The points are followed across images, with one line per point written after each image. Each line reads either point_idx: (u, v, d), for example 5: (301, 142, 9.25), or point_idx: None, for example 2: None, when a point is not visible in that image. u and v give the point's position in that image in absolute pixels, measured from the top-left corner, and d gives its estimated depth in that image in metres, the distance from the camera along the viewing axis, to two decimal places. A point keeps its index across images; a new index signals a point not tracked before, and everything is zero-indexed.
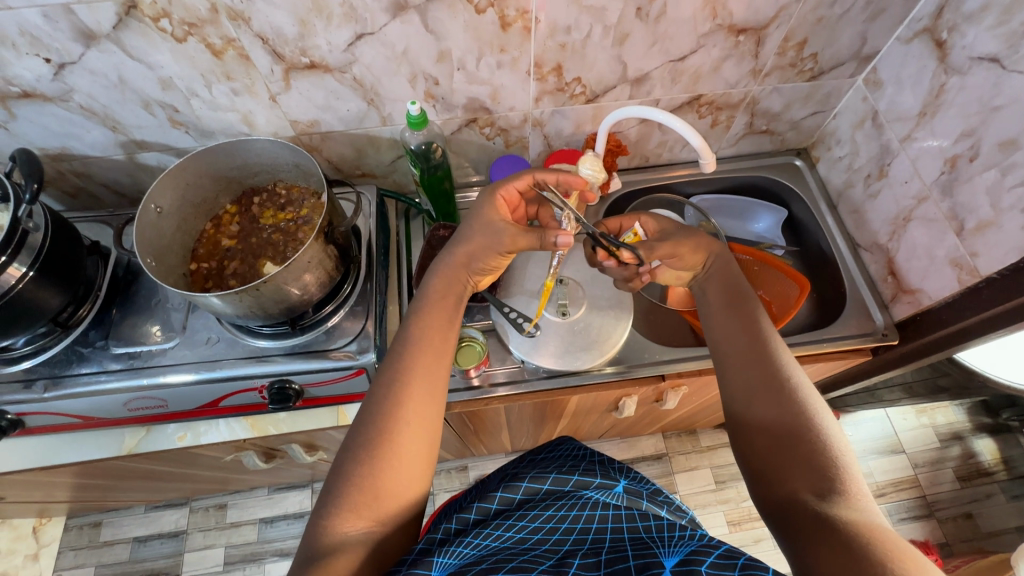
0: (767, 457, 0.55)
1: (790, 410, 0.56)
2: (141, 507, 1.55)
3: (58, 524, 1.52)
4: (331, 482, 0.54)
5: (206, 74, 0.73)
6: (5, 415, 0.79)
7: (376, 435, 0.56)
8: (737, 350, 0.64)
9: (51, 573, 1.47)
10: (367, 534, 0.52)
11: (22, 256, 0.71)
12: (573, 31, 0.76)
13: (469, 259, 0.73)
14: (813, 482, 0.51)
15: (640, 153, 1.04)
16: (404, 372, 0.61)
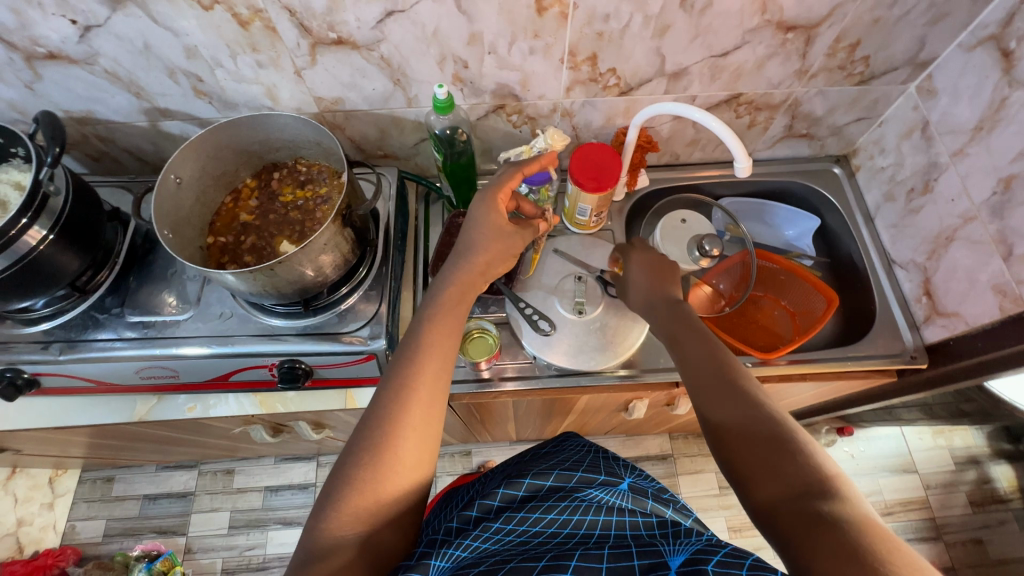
0: (746, 462, 0.53)
1: (764, 415, 0.55)
2: (152, 466, 1.59)
3: (73, 476, 1.56)
4: (329, 485, 0.53)
5: (232, 44, 0.72)
6: (21, 374, 0.80)
7: (379, 442, 0.54)
8: (703, 364, 0.63)
9: (65, 522, 1.52)
10: (362, 536, 0.51)
11: (42, 219, 0.70)
12: (612, 20, 0.72)
13: (486, 267, 0.72)
14: (795, 482, 0.49)
15: (670, 151, 1.01)
16: (411, 373, 0.60)
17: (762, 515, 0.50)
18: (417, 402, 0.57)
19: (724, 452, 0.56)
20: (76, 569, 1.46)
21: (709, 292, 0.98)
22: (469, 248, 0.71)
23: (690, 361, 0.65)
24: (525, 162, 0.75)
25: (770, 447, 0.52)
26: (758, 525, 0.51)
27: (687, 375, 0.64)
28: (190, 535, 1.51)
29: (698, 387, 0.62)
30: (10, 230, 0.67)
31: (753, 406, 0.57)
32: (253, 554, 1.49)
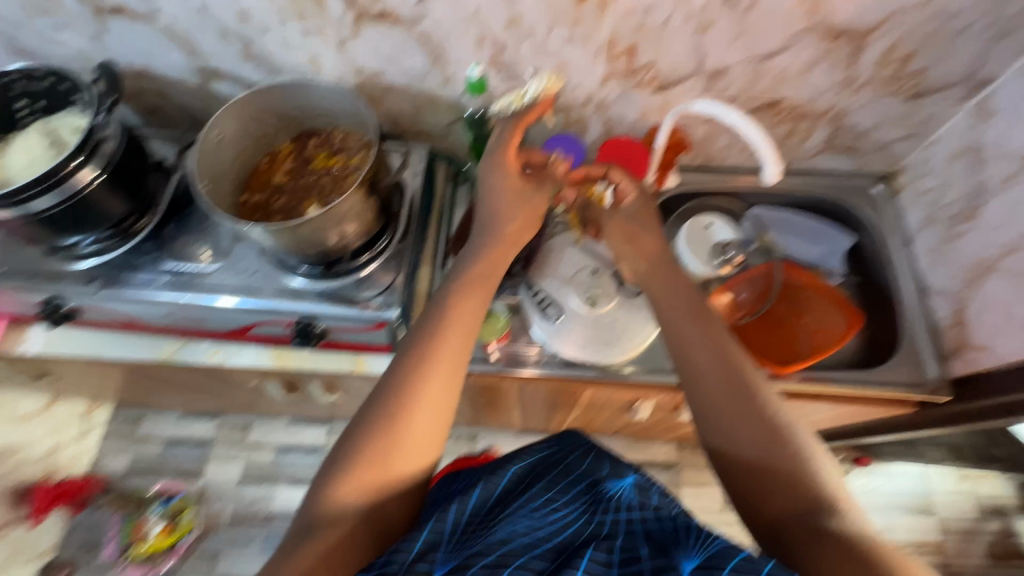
0: (753, 477, 0.55)
1: (771, 429, 0.56)
2: (176, 413, 1.68)
3: (105, 412, 1.66)
4: (337, 454, 0.57)
5: (282, 10, 0.75)
6: (59, 306, 0.85)
7: (389, 415, 0.57)
8: (706, 360, 0.63)
9: (94, 455, 1.61)
10: (369, 506, 0.54)
11: (94, 160, 0.76)
12: (653, 12, 0.71)
13: (513, 237, 0.73)
14: (802, 499, 0.52)
15: (704, 153, 0.99)
16: (434, 345, 0.62)
17: (764, 526, 0.53)
18: (429, 374, 0.60)
19: (727, 465, 0.57)
20: (99, 498, 1.56)
21: (729, 302, 0.95)
22: (489, 224, 0.73)
23: (692, 362, 0.63)
24: (527, 108, 0.73)
25: (777, 463, 0.54)
26: (757, 530, 0.54)
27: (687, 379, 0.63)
28: (205, 481, 1.59)
29: (701, 396, 0.61)
30: (62, 168, 0.72)
31: (760, 418, 0.57)
32: (260, 507, 1.56)
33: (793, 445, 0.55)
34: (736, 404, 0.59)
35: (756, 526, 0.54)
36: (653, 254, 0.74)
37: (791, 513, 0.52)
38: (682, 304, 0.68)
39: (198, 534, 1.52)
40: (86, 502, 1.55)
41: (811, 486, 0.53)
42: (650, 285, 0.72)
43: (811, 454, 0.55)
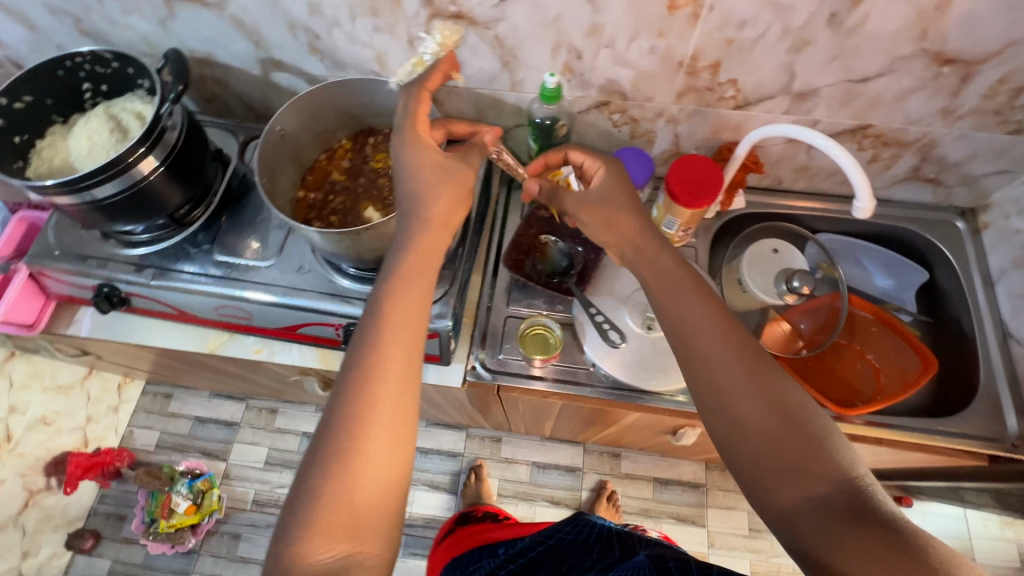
0: (768, 476, 0.49)
1: (784, 411, 0.50)
2: (206, 392, 1.73)
3: (137, 386, 1.73)
4: (288, 507, 0.49)
5: (354, 5, 0.72)
6: (117, 292, 0.85)
7: (341, 447, 0.50)
8: (707, 338, 0.55)
9: (127, 426, 1.72)
10: (343, 559, 0.48)
11: (157, 151, 0.75)
12: (746, 28, 0.67)
13: (447, 219, 0.63)
14: (825, 490, 0.46)
15: (774, 175, 0.94)
16: (375, 352, 0.54)
17: (784, 526, 0.48)
18: (382, 381, 0.53)
19: (741, 464, 0.51)
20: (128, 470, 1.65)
21: (787, 331, 0.91)
22: (419, 207, 0.62)
23: (698, 353, 0.55)
24: (427, 73, 0.66)
25: (799, 457, 0.48)
26: (775, 527, 0.49)
27: (692, 372, 0.55)
28: (230, 462, 1.63)
29: (708, 390, 0.54)
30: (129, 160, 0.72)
31: (773, 408, 0.51)
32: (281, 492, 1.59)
33: (813, 433, 0.49)
34: (749, 394, 0.52)
35: (776, 525, 0.49)
36: (640, 234, 0.65)
37: (815, 511, 0.46)
38: (691, 283, 0.60)
39: (221, 515, 1.56)
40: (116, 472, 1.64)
41: (837, 478, 0.46)
42: (650, 258, 0.63)
43: (831, 438, 0.49)
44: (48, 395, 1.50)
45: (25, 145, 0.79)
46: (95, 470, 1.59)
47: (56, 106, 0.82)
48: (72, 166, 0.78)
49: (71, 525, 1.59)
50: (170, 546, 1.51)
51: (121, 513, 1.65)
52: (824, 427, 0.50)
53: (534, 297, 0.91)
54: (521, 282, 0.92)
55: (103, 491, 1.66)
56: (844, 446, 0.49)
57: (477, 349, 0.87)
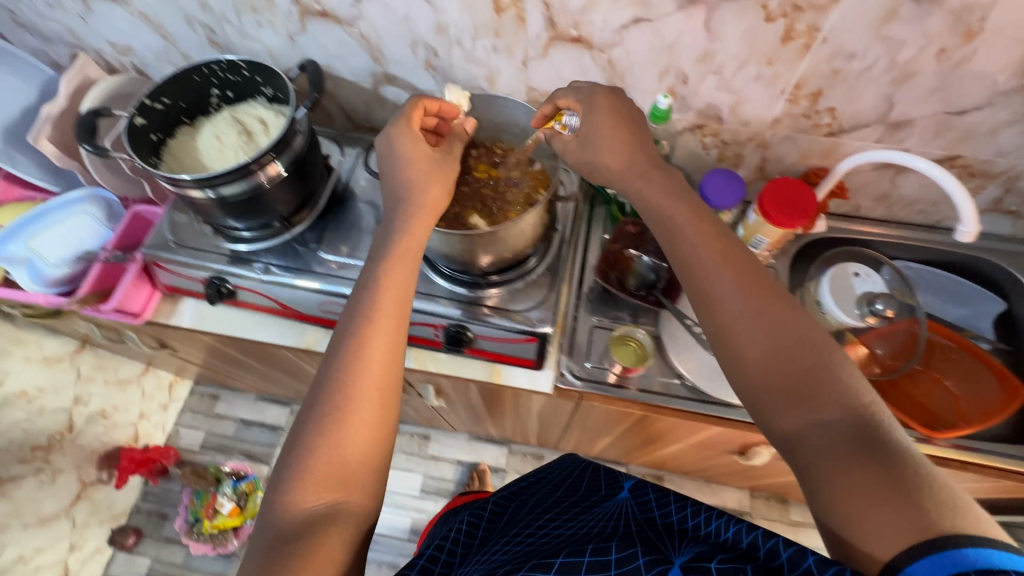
0: (773, 403, 0.56)
1: (788, 349, 0.57)
2: (253, 395, 1.71)
3: (186, 386, 1.70)
4: (283, 465, 0.58)
5: (479, 27, 0.77)
6: (223, 285, 0.89)
7: (337, 408, 0.60)
8: (726, 285, 0.62)
9: (172, 427, 1.66)
10: (330, 506, 0.56)
11: (283, 155, 0.80)
12: (854, 60, 0.71)
13: (432, 209, 0.73)
14: (821, 414, 0.53)
15: (855, 201, 0.97)
16: (365, 332, 0.64)
17: (787, 445, 0.55)
18: (365, 357, 0.63)
19: (752, 392, 0.59)
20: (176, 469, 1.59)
21: (866, 354, 0.93)
22: (409, 200, 0.72)
23: (716, 302, 0.62)
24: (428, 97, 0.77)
25: (806, 389, 0.55)
26: (780, 450, 0.56)
27: (710, 318, 0.63)
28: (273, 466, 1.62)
29: (726, 332, 0.61)
30: (258, 161, 0.77)
31: (787, 347, 0.57)
32: None
33: (818, 370, 0.56)
34: (763, 336, 0.59)
35: (780, 447, 0.56)
36: (660, 195, 0.70)
37: (815, 433, 0.52)
38: (714, 241, 0.66)
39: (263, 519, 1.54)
40: (163, 470, 1.58)
41: (842, 406, 0.53)
42: (666, 220, 0.68)
43: (841, 374, 0.55)
44: (110, 389, 1.54)
45: (158, 144, 0.84)
46: (145, 466, 1.54)
47: (186, 109, 0.87)
48: (202, 164, 0.84)
49: (116, 521, 1.53)
50: (210, 547, 1.49)
51: (163, 511, 1.56)
52: (834, 365, 0.56)
53: (619, 310, 0.94)
54: (607, 292, 0.95)
55: (147, 488, 1.59)
56: (851, 381, 0.55)
57: (565, 357, 0.89)
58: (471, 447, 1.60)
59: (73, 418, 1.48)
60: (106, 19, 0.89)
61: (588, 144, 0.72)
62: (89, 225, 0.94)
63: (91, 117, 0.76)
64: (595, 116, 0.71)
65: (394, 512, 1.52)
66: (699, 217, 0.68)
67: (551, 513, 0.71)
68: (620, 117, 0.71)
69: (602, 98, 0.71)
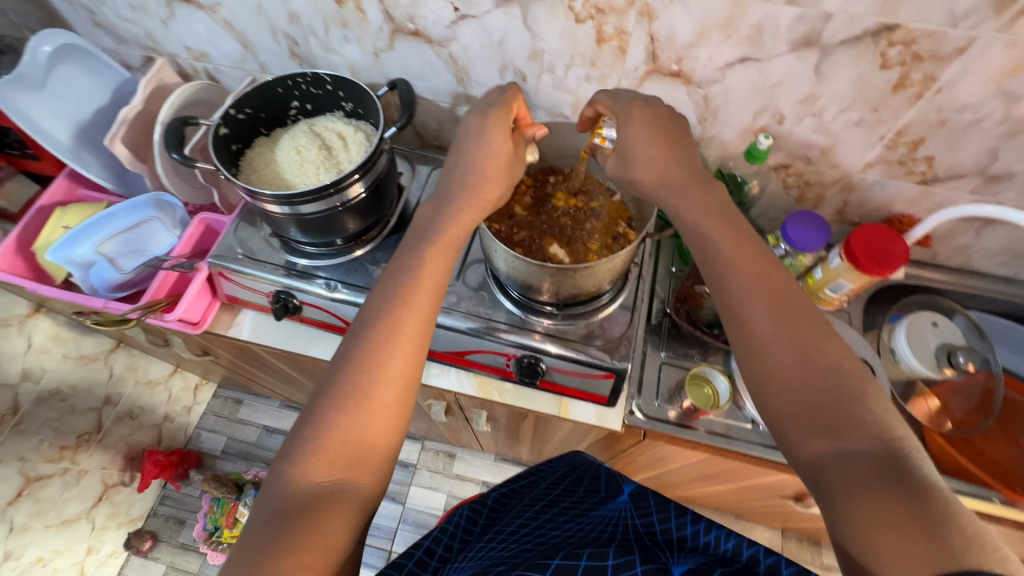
0: (797, 425, 0.51)
1: (822, 370, 0.52)
2: (277, 402, 1.68)
3: (209, 390, 1.68)
4: (295, 434, 0.54)
5: (576, 56, 0.76)
6: (291, 300, 0.86)
7: (358, 389, 0.55)
8: (755, 296, 0.58)
9: (194, 428, 1.63)
10: (339, 483, 0.51)
11: (366, 176, 0.78)
12: (966, 111, 0.69)
13: (485, 203, 0.69)
14: (851, 441, 0.48)
15: (933, 250, 0.94)
16: (395, 313, 0.60)
17: (810, 475, 0.50)
18: (394, 342, 0.58)
19: (775, 414, 0.54)
20: (196, 474, 1.54)
21: (935, 407, 0.90)
22: (464, 190, 0.69)
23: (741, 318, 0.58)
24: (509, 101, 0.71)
25: (831, 415, 0.50)
26: (801, 476, 0.51)
27: (737, 333, 0.58)
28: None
29: (752, 349, 0.57)
30: (345, 181, 0.75)
31: (816, 368, 0.53)
32: None
33: (847, 396, 0.50)
34: (790, 356, 0.54)
35: (802, 472, 0.51)
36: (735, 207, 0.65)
37: (841, 462, 0.48)
38: (746, 256, 0.61)
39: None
40: (183, 475, 1.52)
41: (872, 435, 0.48)
42: (700, 237, 0.63)
43: (870, 403, 0.50)
44: (139, 390, 1.51)
45: (236, 153, 0.84)
46: (167, 470, 1.48)
47: (265, 119, 0.87)
48: (281, 178, 0.82)
49: (133, 524, 1.48)
50: None
51: (180, 517, 1.51)
52: (864, 391, 0.51)
53: (688, 346, 0.91)
54: (678, 328, 0.92)
55: (166, 491, 1.55)
56: (879, 410, 0.49)
57: (636, 397, 0.87)
58: (498, 470, 1.57)
59: (102, 418, 1.43)
60: (187, 25, 0.88)
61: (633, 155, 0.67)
62: (155, 231, 0.94)
63: (179, 124, 0.76)
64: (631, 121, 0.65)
65: (414, 531, 1.47)
66: (731, 229, 0.63)
67: (535, 515, 0.63)
68: (652, 116, 0.66)
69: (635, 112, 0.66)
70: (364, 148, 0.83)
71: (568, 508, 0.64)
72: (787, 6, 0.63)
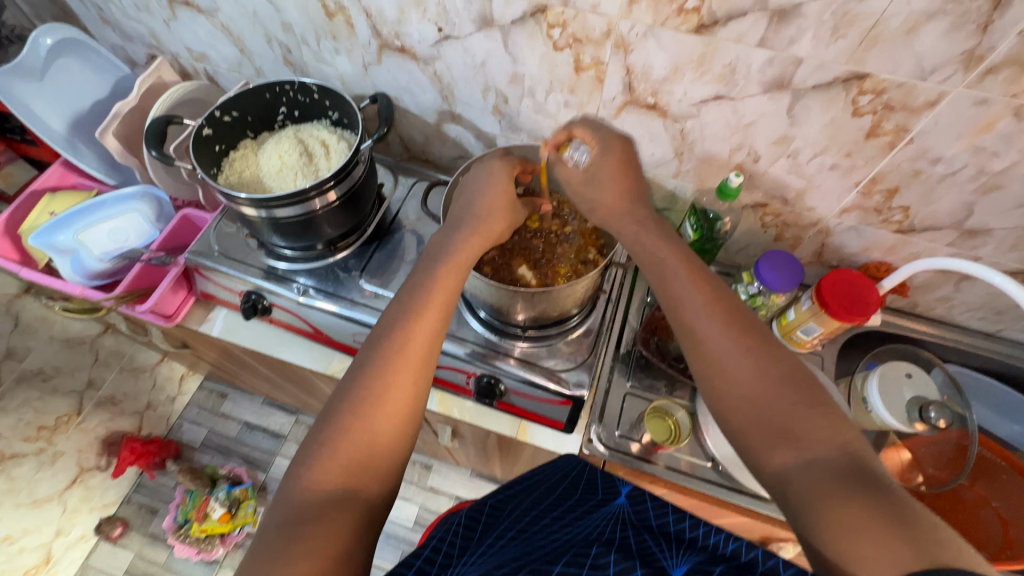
0: (757, 441, 0.52)
1: (777, 385, 0.53)
2: (261, 398, 1.56)
3: (196, 380, 1.58)
4: (312, 439, 0.53)
5: (555, 81, 0.77)
6: (261, 300, 0.88)
7: (374, 391, 0.55)
8: (711, 313, 0.58)
9: (176, 419, 1.52)
10: (345, 490, 0.50)
11: (342, 184, 0.79)
12: (939, 164, 0.69)
13: (485, 226, 0.68)
14: (811, 451, 0.48)
15: (913, 299, 0.93)
16: (410, 317, 0.60)
17: (776, 486, 0.50)
18: (407, 353, 0.58)
19: (737, 428, 0.54)
20: (173, 465, 1.44)
21: (906, 460, 0.87)
22: (475, 214, 0.68)
23: (698, 335, 0.58)
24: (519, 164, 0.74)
25: (788, 427, 0.51)
26: (767, 490, 0.51)
27: (694, 349, 0.58)
28: (270, 474, 1.46)
29: (710, 367, 0.57)
30: (320, 188, 0.77)
31: (772, 380, 0.53)
32: None
33: (802, 407, 0.51)
34: (746, 370, 0.55)
35: (767, 487, 0.51)
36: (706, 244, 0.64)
37: (804, 470, 0.48)
38: (701, 276, 0.62)
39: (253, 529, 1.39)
40: (160, 464, 1.43)
41: (830, 443, 0.49)
42: (656, 258, 0.64)
43: (826, 412, 0.51)
44: (124, 375, 1.53)
45: (220, 154, 0.86)
46: (143, 459, 1.41)
47: (252, 123, 0.89)
48: (262, 182, 0.84)
49: (105, 510, 1.39)
50: (195, 552, 1.33)
51: (153, 507, 1.41)
52: (821, 399, 0.52)
53: (654, 378, 0.90)
54: (644, 360, 0.91)
55: (141, 479, 1.45)
56: (835, 417, 0.50)
57: (595, 424, 0.86)
58: (472, 486, 1.55)
59: (83, 401, 1.46)
60: (188, 27, 0.91)
61: (594, 188, 0.69)
62: (137, 223, 0.97)
63: (163, 123, 0.79)
64: (616, 150, 0.67)
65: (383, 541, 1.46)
66: (683, 253, 0.64)
67: (537, 514, 0.59)
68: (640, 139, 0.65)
69: (617, 144, 0.67)
70: (344, 157, 0.84)
71: (571, 505, 0.59)
72: (758, 48, 0.63)
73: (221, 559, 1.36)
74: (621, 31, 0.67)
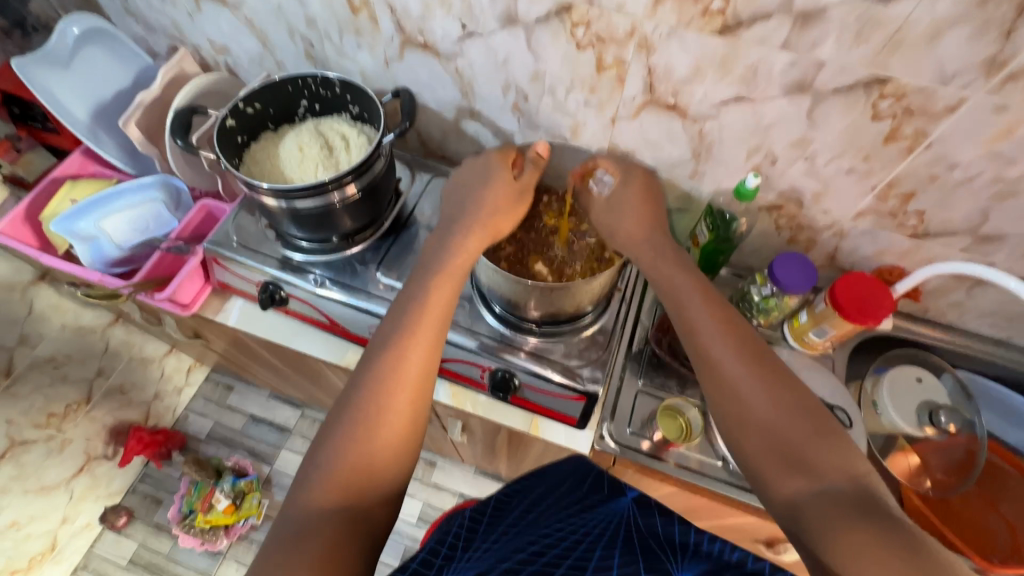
0: (769, 466, 0.53)
1: (788, 413, 0.55)
2: (267, 392, 1.56)
3: (202, 372, 1.57)
4: (306, 468, 0.55)
5: (576, 80, 0.78)
6: (278, 291, 0.88)
7: (366, 417, 0.57)
8: (724, 341, 0.61)
9: (182, 411, 1.51)
10: (344, 508, 0.52)
11: (360, 180, 0.80)
12: (956, 169, 0.69)
13: None
14: (822, 477, 0.50)
15: (924, 304, 0.93)
16: (401, 347, 0.63)
17: (785, 510, 0.51)
18: (404, 373, 0.61)
19: (749, 453, 0.56)
20: (179, 455, 1.44)
21: (914, 464, 0.87)
22: None
23: (711, 359, 0.61)
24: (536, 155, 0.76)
25: (800, 454, 0.53)
26: (777, 516, 0.52)
27: (706, 372, 0.61)
28: (275, 467, 1.46)
29: (723, 389, 0.59)
30: (339, 181, 0.77)
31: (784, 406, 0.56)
32: None
33: (811, 435, 0.54)
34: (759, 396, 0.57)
35: (777, 512, 0.52)
36: None
37: (812, 497, 0.50)
38: (712, 303, 0.65)
39: (256, 521, 1.39)
40: (166, 455, 1.44)
41: (840, 472, 0.50)
42: (673, 286, 0.68)
43: (837, 441, 0.53)
44: (132, 365, 1.52)
45: (242, 145, 0.87)
46: (150, 449, 1.41)
47: (273, 115, 0.90)
48: (281, 172, 0.85)
49: (110, 500, 1.39)
50: (198, 543, 1.34)
51: (157, 497, 1.41)
52: (829, 428, 0.54)
53: (666, 377, 0.90)
54: (658, 358, 0.92)
55: (146, 469, 1.44)
56: (843, 446, 0.53)
57: (607, 421, 0.86)
58: (475, 482, 1.55)
59: (92, 390, 1.46)
60: (212, 20, 0.92)
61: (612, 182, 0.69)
62: (155, 211, 0.98)
63: (187, 113, 0.80)
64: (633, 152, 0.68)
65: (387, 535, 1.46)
66: (696, 283, 0.68)
67: (545, 510, 0.57)
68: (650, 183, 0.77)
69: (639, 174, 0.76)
70: (364, 150, 0.85)
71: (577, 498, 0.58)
72: (782, 51, 0.64)
73: (225, 550, 1.36)
74: (644, 31, 0.68)
